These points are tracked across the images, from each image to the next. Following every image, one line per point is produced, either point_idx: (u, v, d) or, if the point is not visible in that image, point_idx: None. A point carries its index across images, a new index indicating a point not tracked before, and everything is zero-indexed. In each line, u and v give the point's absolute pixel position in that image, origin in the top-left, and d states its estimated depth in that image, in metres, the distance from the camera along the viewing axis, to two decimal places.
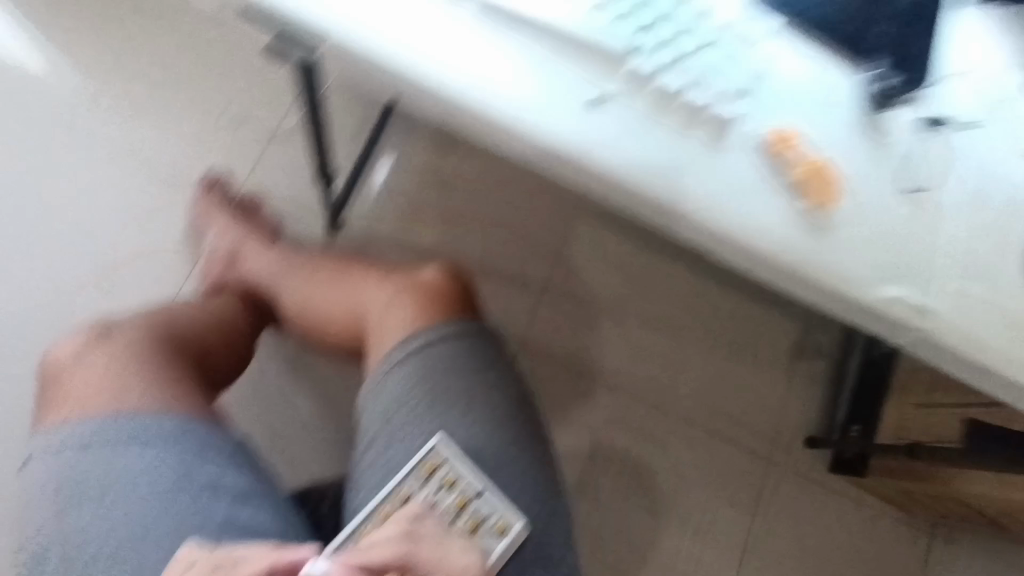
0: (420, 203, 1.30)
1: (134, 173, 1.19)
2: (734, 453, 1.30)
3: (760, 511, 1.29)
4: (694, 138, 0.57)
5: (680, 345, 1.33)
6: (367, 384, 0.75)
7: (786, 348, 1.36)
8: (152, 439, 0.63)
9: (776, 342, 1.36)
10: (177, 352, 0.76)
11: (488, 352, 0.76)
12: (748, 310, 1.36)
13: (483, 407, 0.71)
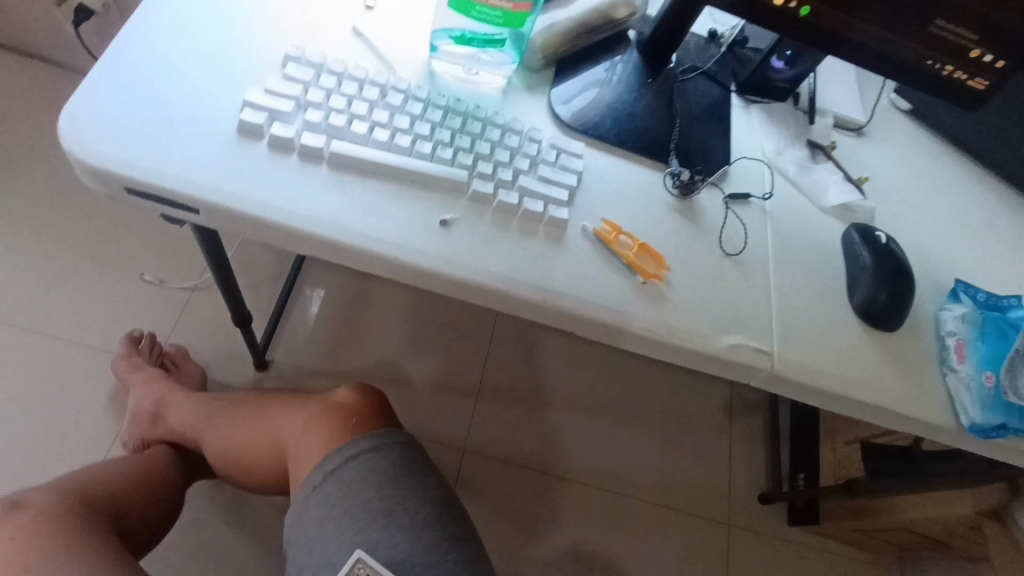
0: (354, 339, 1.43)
1: (68, 351, 1.26)
2: (672, 516, 1.47)
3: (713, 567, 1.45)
4: (536, 246, 0.66)
5: (611, 428, 1.53)
6: (291, 514, 0.76)
7: (699, 416, 1.60)
8: None
9: (691, 413, 1.60)
10: (92, 516, 0.75)
11: (403, 461, 0.78)
12: (662, 388, 1.61)
13: (405, 508, 0.73)
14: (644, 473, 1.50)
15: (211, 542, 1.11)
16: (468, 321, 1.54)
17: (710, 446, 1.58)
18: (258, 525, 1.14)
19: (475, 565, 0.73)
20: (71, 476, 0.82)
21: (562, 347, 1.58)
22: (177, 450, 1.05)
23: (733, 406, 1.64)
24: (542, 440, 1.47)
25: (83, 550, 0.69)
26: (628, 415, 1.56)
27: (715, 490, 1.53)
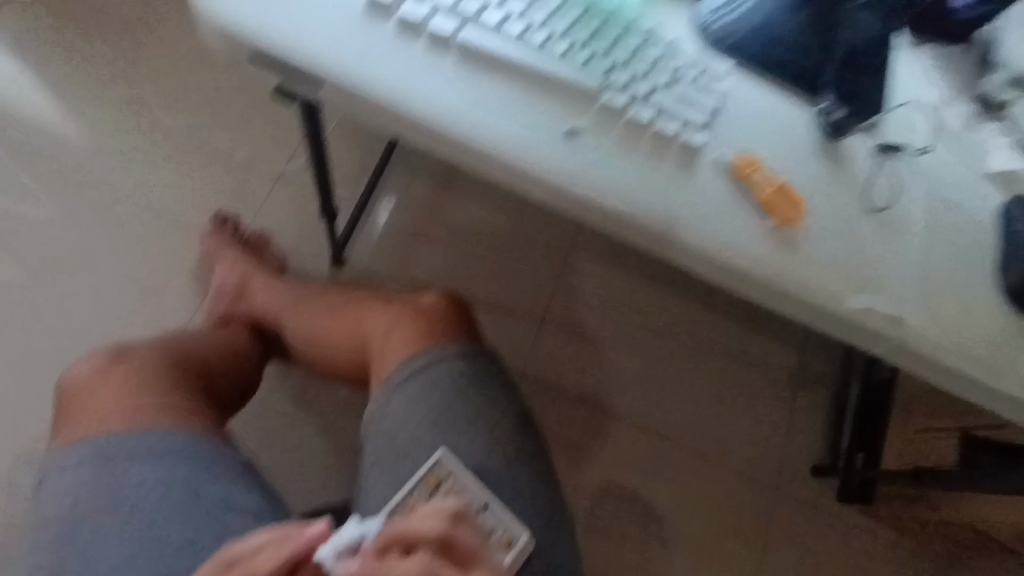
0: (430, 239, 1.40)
1: (155, 215, 1.27)
2: (712, 474, 1.40)
3: (747, 531, 1.37)
4: (664, 167, 0.61)
5: (665, 376, 1.44)
6: (372, 405, 0.78)
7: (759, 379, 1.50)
8: (175, 456, 0.66)
9: (752, 373, 1.47)
10: (186, 377, 0.77)
11: (489, 372, 0.79)
12: (726, 342, 1.46)
13: (484, 417, 0.75)
14: (689, 426, 1.41)
15: (281, 419, 1.16)
16: (534, 244, 1.44)
17: (767, 411, 1.46)
18: (324, 412, 1.18)
19: (544, 482, 0.75)
20: (168, 335, 0.85)
21: (624, 283, 1.46)
22: (255, 332, 1.07)
23: (801, 376, 1.48)
24: (592, 378, 1.40)
25: (183, 406, 0.71)
26: (686, 366, 1.45)
27: (760, 457, 1.43)
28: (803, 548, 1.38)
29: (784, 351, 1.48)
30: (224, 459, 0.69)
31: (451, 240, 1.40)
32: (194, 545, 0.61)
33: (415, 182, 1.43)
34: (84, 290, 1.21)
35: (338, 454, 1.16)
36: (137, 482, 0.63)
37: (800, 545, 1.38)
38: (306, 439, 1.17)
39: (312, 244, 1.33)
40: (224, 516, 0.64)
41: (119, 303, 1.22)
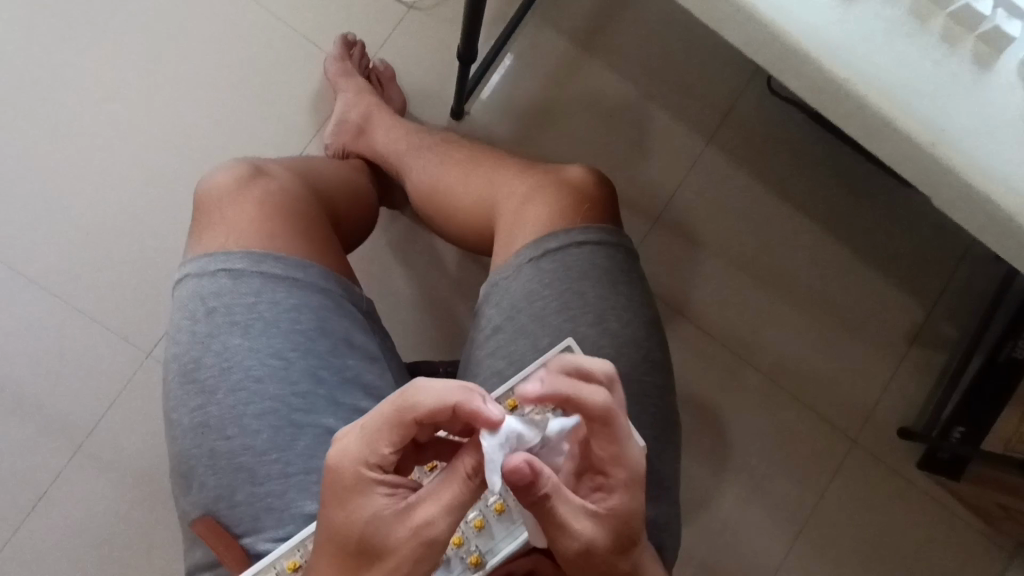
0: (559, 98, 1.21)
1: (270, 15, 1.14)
2: (784, 408, 1.13)
3: (806, 480, 1.11)
4: (954, 61, 0.47)
5: (766, 289, 1.16)
6: (493, 277, 0.72)
7: (894, 328, 1.15)
8: (309, 287, 0.64)
9: (877, 308, 1.16)
10: (318, 207, 0.74)
11: (624, 269, 0.71)
12: (850, 265, 1.17)
13: (619, 315, 0.68)
14: (790, 365, 1.15)
15: (374, 266, 1.10)
16: (666, 122, 1.20)
17: (879, 354, 1.15)
18: (419, 265, 1.10)
19: (670, 395, 0.69)
20: (297, 162, 0.82)
21: (742, 171, 1.19)
22: (370, 171, 1.03)
23: (934, 328, 1.15)
24: (666, 263, 1.17)
25: (318, 238, 0.69)
26: (785, 279, 1.17)
27: (852, 403, 1.14)
28: (857, 518, 1.10)
29: (924, 291, 1.16)
30: (349, 300, 0.67)
31: (580, 103, 1.21)
32: (317, 378, 0.61)
33: (554, 26, 1.21)
34: (186, 84, 1.11)
35: (425, 312, 1.09)
36: (270, 305, 0.62)
37: (864, 517, 1.10)
38: (396, 290, 1.10)
39: (430, 81, 1.19)
40: (349, 355, 0.64)
41: (220, 106, 1.11)
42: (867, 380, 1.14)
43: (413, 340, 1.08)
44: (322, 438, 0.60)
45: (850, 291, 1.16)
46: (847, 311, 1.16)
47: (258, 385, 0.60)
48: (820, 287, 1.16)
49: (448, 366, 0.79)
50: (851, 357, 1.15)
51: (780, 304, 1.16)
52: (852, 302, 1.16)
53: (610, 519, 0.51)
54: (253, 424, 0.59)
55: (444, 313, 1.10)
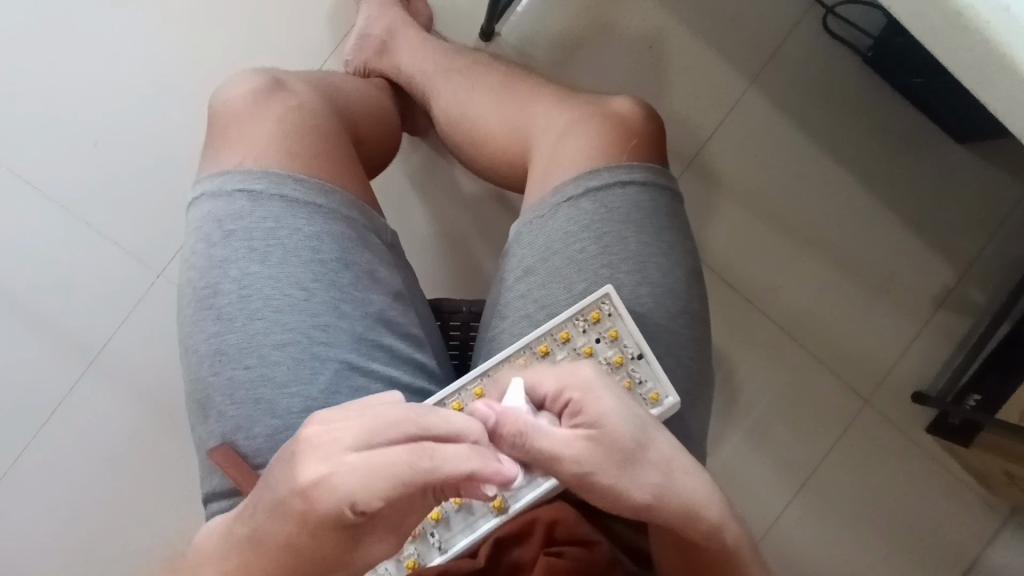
0: (602, 19, 1.11)
1: None
2: (802, 363, 1.11)
3: (815, 436, 1.10)
4: None
5: (792, 241, 1.11)
6: (526, 215, 0.68)
7: (929, 289, 1.11)
8: (332, 214, 0.60)
9: (912, 268, 1.11)
10: (341, 127, 0.68)
11: (666, 213, 0.66)
12: (884, 221, 1.11)
13: (658, 264, 0.63)
14: (814, 322, 1.11)
15: (394, 196, 1.05)
16: (711, 56, 1.11)
17: (904, 316, 1.11)
18: (440, 198, 1.05)
19: (704, 351, 0.65)
20: (319, 78, 0.75)
21: (786, 113, 1.11)
22: (393, 92, 0.95)
23: (962, 293, 1.10)
24: (694, 210, 1.12)
25: (340, 159, 0.64)
26: (819, 233, 1.11)
27: (872, 363, 1.11)
28: (864, 476, 1.09)
29: (960, 254, 1.10)
30: (372, 229, 0.62)
31: (624, 28, 1.11)
32: (338, 311, 0.58)
33: None
34: None
35: (444, 245, 1.05)
36: (290, 232, 0.58)
37: (868, 475, 1.09)
38: (417, 220, 1.05)
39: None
40: (371, 288, 0.60)
41: (237, 7, 1.03)
42: (892, 340, 1.11)
43: (428, 274, 1.05)
44: (344, 373, 0.57)
45: (886, 247, 1.11)
46: (879, 268, 1.11)
47: (277, 316, 0.56)
48: (852, 242, 1.11)
49: (471, 306, 0.75)
50: (877, 315, 1.11)
51: (807, 256, 1.11)
52: (885, 259, 1.11)
53: (604, 427, 0.45)
54: (273, 356, 0.56)
55: (464, 248, 1.05)
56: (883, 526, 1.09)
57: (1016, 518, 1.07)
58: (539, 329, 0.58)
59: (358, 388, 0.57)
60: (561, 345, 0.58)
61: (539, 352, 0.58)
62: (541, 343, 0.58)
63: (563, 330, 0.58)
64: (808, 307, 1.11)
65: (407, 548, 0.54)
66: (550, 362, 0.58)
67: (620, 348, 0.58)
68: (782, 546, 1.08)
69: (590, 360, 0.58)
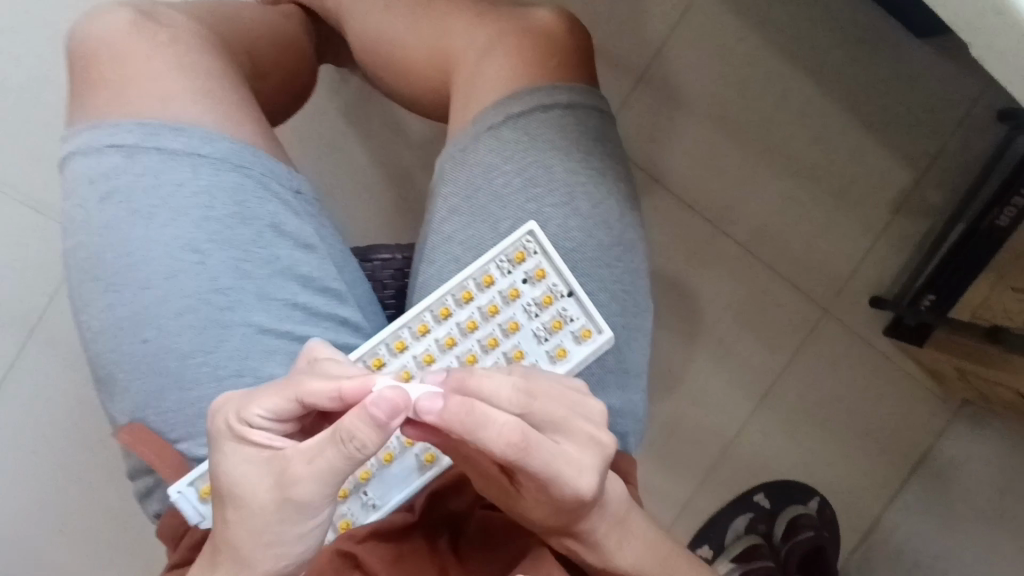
0: None
1: None
2: (759, 280, 1.10)
3: (774, 351, 1.11)
4: None
5: (745, 154, 1.07)
6: (447, 148, 0.62)
7: (884, 195, 1.08)
8: (222, 165, 0.54)
9: (866, 174, 1.08)
10: (231, 63, 0.61)
11: (597, 136, 0.61)
12: (839, 126, 1.07)
13: (588, 192, 0.59)
14: (768, 235, 1.09)
15: (327, 137, 0.97)
16: None
17: (857, 224, 1.09)
18: (377, 136, 0.98)
19: (646, 283, 0.62)
20: (209, 7, 0.67)
21: (737, 15, 1.04)
22: (308, 20, 0.86)
23: (919, 196, 1.08)
24: (643, 129, 1.06)
25: (229, 100, 0.57)
26: (773, 144, 1.07)
27: (827, 273, 1.10)
28: (822, 386, 1.11)
29: (916, 155, 1.07)
30: (274, 179, 0.56)
31: None
32: (239, 272, 0.53)
33: None
34: None
35: (385, 187, 0.99)
36: (174, 188, 0.52)
37: (825, 385, 1.11)
38: (356, 161, 0.98)
39: None
40: (278, 245, 0.55)
41: None
42: (844, 249, 1.10)
43: (372, 218, 0.99)
44: (255, 337, 0.53)
45: (840, 154, 1.07)
46: (833, 176, 1.08)
47: (171, 283, 0.52)
48: (806, 151, 1.07)
49: (406, 253, 0.71)
50: (831, 225, 1.09)
51: (761, 168, 1.08)
52: (839, 165, 1.08)
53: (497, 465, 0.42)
54: (170, 327, 0.51)
55: (407, 189, 0.99)
56: (841, 434, 1.12)
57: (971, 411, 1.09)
58: (460, 274, 0.54)
59: (273, 351, 0.53)
60: (484, 290, 0.55)
61: (462, 298, 0.55)
62: (464, 289, 0.55)
63: (487, 274, 0.55)
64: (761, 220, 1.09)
65: (339, 509, 0.53)
66: (473, 308, 0.54)
67: (547, 287, 0.55)
68: (744, 460, 1.11)
69: (516, 302, 0.55)
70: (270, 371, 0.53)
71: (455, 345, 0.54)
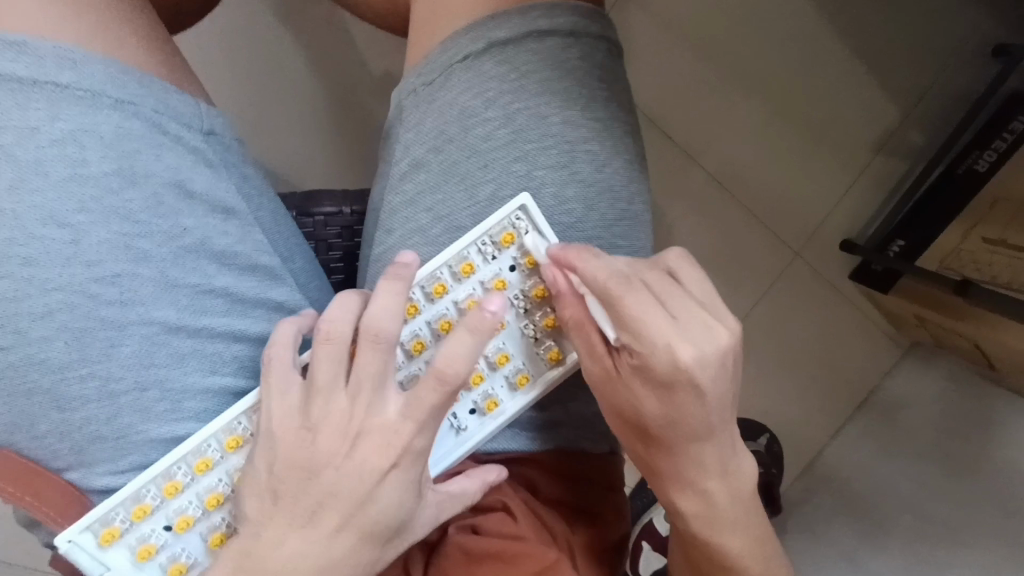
0: None
1: None
2: None
3: None
4: None
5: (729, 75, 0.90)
6: (410, 81, 0.48)
7: (877, 129, 0.93)
8: (95, 101, 0.39)
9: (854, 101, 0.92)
10: None
11: (603, 76, 0.48)
12: (835, 46, 0.91)
13: (590, 149, 0.46)
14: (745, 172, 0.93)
15: (261, 54, 0.80)
16: None
17: (840, 161, 0.94)
18: (322, 54, 0.80)
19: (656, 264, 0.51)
20: None
21: None
22: None
23: (902, 134, 0.93)
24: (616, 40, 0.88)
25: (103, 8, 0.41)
26: (749, 65, 0.90)
27: (800, 217, 0.95)
28: None
29: (913, 84, 0.91)
30: (167, 118, 0.41)
31: None
32: (132, 254, 0.39)
33: None
34: None
35: (334, 120, 0.82)
36: (22, 133, 0.37)
37: None
38: (297, 86, 0.81)
39: None
40: (180, 211, 0.41)
41: None
42: (826, 190, 0.94)
43: (320, 159, 0.83)
44: (159, 339, 0.40)
45: (834, 77, 0.91)
46: (821, 101, 0.92)
47: (28, 267, 0.37)
48: (794, 72, 0.91)
49: (354, 206, 0.59)
50: (814, 163, 0.93)
51: (745, 91, 0.91)
52: (830, 90, 0.91)
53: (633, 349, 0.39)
54: (36, 331, 0.38)
55: (361, 122, 0.82)
56: None
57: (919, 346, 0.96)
58: (429, 264, 0.42)
59: (186, 355, 0.41)
60: (461, 281, 0.43)
61: (433, 294, 0.42)
62: (435, 282, 0.42)
63: (465, 261, 0.42)
64: (738, 154, 0.92)
65: None
66: (445, 304, 0.42)
67: (541, 276, 0.44)
68: None
69: (501, 296, 0.43)
70: (185, 382, 0.41)
71: (423, 350, 0.42)
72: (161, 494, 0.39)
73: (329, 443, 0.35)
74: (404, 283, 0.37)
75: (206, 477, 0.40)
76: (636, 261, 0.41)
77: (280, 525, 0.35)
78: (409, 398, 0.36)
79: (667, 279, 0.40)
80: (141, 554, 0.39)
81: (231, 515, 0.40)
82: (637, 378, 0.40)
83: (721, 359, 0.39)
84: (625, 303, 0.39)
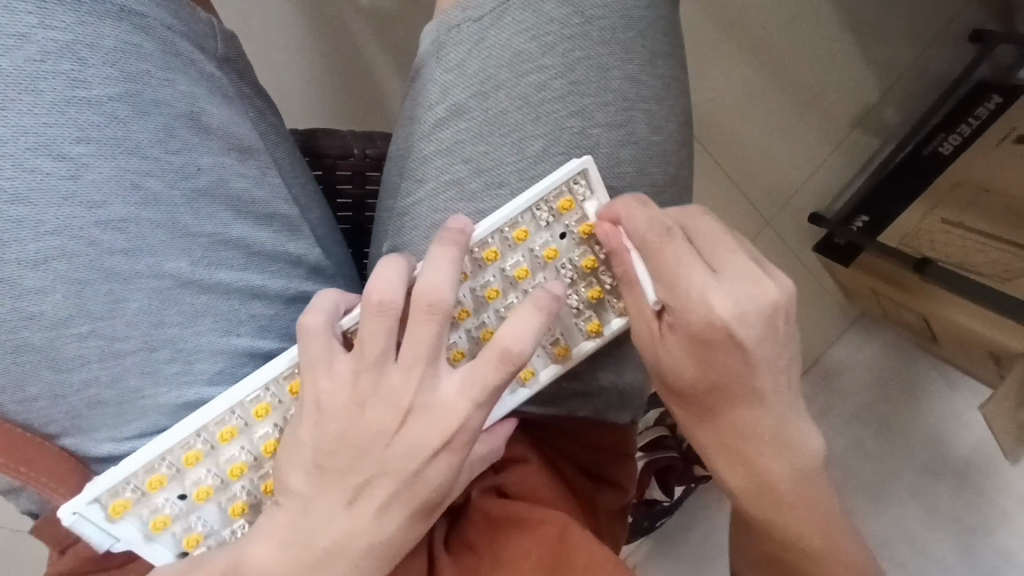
0: None
1: None
2: None
3: None
4: None
5: (729, 23, 0.83)
6: (452, 13, 0.43)
7: (868, 96, 0.88)
8: (97, 9, 0.33)
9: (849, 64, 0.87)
10: None
11: (666, 29, 0.45)
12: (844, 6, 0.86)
13: (646, 109, 0.43)
14: (730, 130, 0.86)
15: None
16: None
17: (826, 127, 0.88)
18: None
19: None
20: None
21: None
22: None
23: (879, 113, 0.89)
24: None
25: None
26: (754, 18, 0.84)
27: (778, 182, 0.89)
28: None
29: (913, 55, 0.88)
30: (177, 36, 0.35)
31: None
32: (139, 194, 0.34)
33: None
34: None
35: (327, 56, 0.74)
36: (9, 42, 0.31)
37: None
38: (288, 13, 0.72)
39: None
40: (192, 148, 0.35)
41: None
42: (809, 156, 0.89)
43: (310, 98, 0.75)
44: (168, 294, 0.35)
45: (832, 37, 0.86)
46: (818, 61, 0.86)
47: (18, 204, 0.32)
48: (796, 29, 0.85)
49: (365, 148, 0.52)
50: (801, 127, 0.88)
51: (742, 43, 0.84)
52: (829, 50, 0.86)
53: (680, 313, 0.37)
54: (26, 281, 0.32)
55: (358, 59, 0.75)
56: None
57: (864, 318, 0.92)
58: (482, 227, 0.38)
59: (199, 313, 0.36)
60: (512, 247, 0.40)
61: (483, 259, 0.39)
62: (486, 248, 0.39)
63: (518, 227, 0.40)
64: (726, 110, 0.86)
65: None
66: (494, 272, 0.40)
67: (592, 247, 0.41)
68: None
69: (550, 265, 0.41)
70: (198, 343, 0.36)
71: (466, 317, 0.40)
72: (177, 464, 0.36)
73: (381, 420, 0.34)
74: (457, 250, 0.36)
75: (227, 447, 0.37)
76: (682, 210, 0.39)
77: (327, 500, 0.35)
78: (467, 378, 0.35)
79: (710, 229, 0.38)
80: (154, 524, 0.36)
81: (252, 484, 0.38)
82: (679, 341, 0.37)
83: (764, 320, 0.36)
84: (665, 254, 0.37)
